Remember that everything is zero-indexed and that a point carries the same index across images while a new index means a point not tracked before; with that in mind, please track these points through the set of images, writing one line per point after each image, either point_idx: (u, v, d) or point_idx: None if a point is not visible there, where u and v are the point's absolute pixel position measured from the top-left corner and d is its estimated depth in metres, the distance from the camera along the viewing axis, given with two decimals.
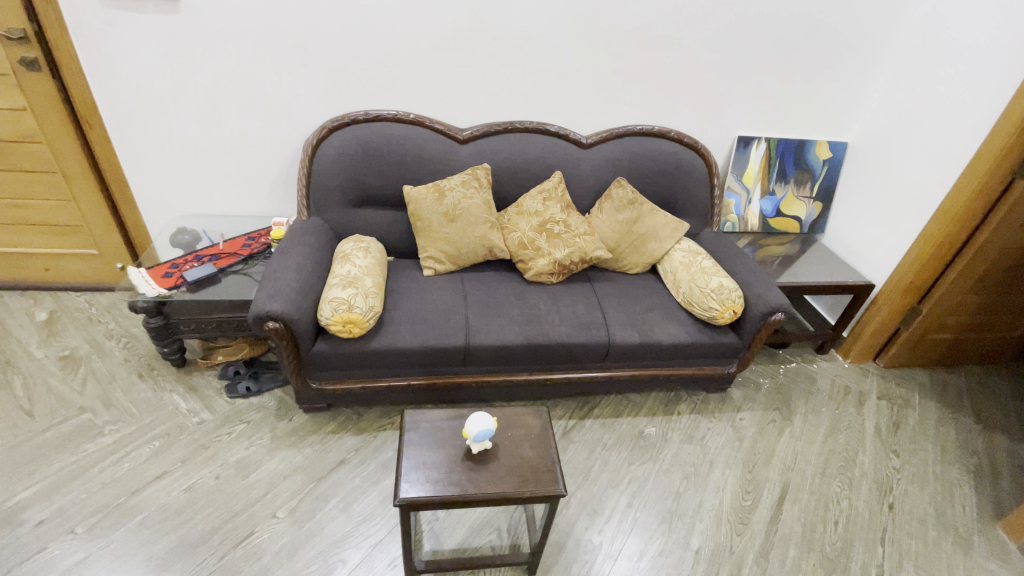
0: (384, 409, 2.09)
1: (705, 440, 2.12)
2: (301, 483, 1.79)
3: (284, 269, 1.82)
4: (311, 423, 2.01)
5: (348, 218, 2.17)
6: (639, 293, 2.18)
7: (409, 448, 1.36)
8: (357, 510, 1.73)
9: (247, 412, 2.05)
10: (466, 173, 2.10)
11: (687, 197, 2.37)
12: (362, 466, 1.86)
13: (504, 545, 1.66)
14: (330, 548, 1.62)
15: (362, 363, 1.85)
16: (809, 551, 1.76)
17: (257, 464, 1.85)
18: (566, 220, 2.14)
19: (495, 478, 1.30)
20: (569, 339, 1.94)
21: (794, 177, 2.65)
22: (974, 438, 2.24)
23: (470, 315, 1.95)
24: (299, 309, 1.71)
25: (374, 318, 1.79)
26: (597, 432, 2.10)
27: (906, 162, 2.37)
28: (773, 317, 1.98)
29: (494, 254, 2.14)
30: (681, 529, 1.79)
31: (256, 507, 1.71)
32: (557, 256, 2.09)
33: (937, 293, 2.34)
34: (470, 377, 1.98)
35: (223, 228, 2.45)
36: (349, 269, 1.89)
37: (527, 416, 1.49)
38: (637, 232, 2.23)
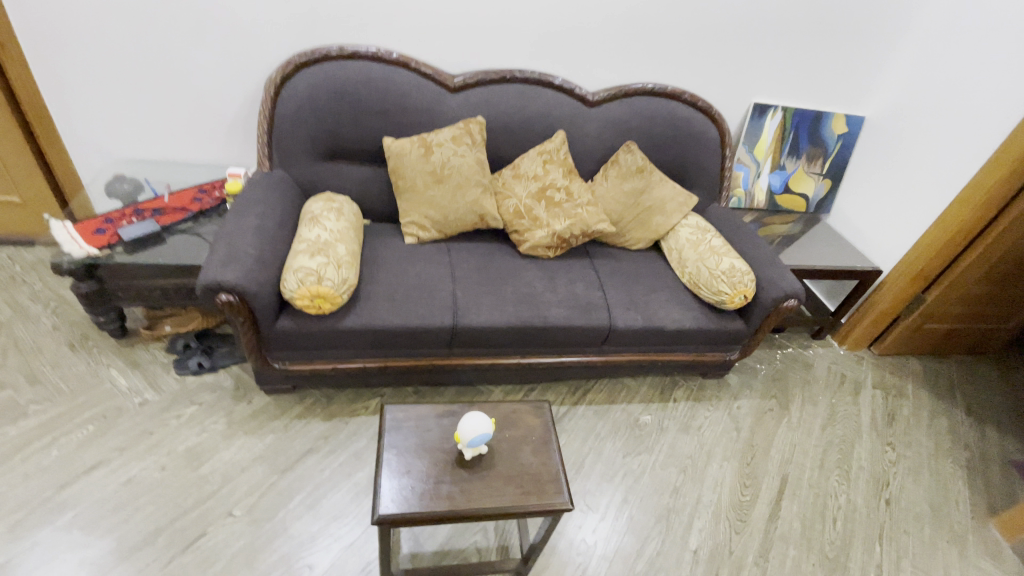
0: (358, 392, 1.87)
1: (702, 430, 2.01)
2: (261, 475, 1.58)
3: (240, 231, 1.54)
4: (273, 407, 1.78)
5: (318, 173, 1.88)
6: (642, 272, 1.99)
7: (390, 453, 1.17)
8: (326, 508, 1.54)
9: (198, 392, 1.80)
10: (457, 127, 1.83)
11: (697, 167, 2.16)
12: (332, 458, 1.66)
13: (492, 548, 1.50)
14: (296, 552, 1.43)
15: (333, 343, 1.62)
16: (809, 550, 1.68)
17: (210, 454, 1.62)
18: (567, 187, 1.91)
19: (491, 491, 1.14)
20: (567, 322, 1.75)
21: (806, 151, 2.48)
22: (966, 432, 2.20)
23: (458, 291, 1.73)
24: (257, 280, 1.45)
25: (347, 293, 1.54)
26: (590, 420, 1.95)
27: (927, 142, 2.23)
28: (785, 304, 1.84)
29: (485, 222, 1.91)
30: (679, 528, 1.67)
31: (208, 504, 1.50)
32: (556, 228, 1.87)
33: (945, 282, 2.24)
34: (456, 360, 1.78)
35: (170, 178, 2.11)
36: (318, 234, 1.63)
37: (525, 415, 1.31)
38: (643, 203, 2.02)
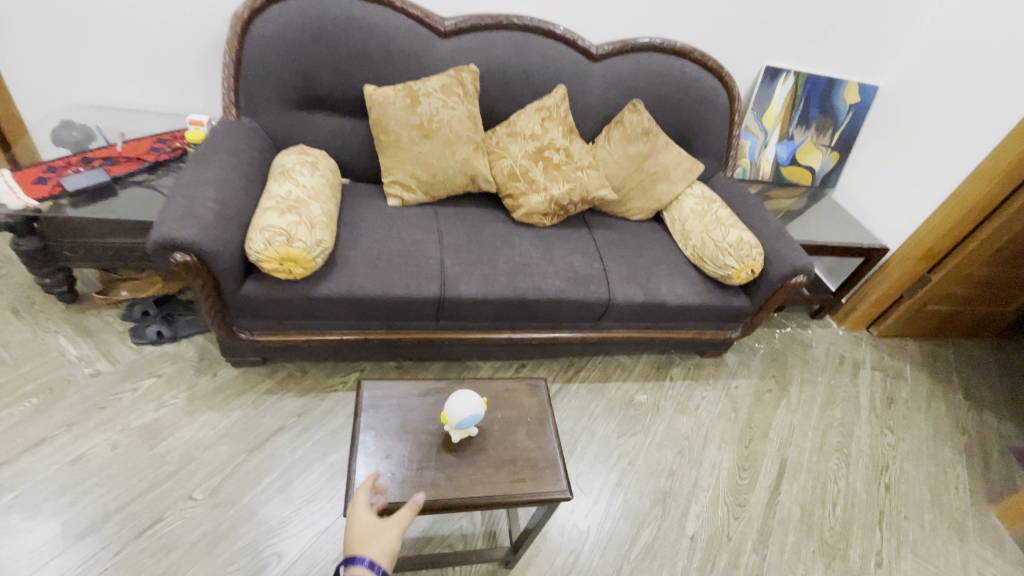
0: (335, 365, 1.73)
1: (699, 410, 1.92)
2: (226, 455, 1.44)
3: (199, 183, 1.36)
4: (241, 381, 1.63)
5: (291, 124, 1.69)
6: (643, 244, 1.86)
7: (367, 435, 1.04)
8: (298, 491, 1.41)
9: (157, 363, 1.63)
10: (447, 75, 1.65)
11: (705, 132, 2.02)
12: (305, 436, 1.53)
13: (478, 535, 1.40)
14: (264, 539, 1.31)
15: (307, 312, 1.46)
16: (808, 536, 1.61)
17: (170, 431, 1.47)
18: (567, 148, 1.76)
19: (482, 477, 1.02)
20: (564, 295, 1.62)
21: (816, 121, 2.35)
22: (964, 415, 2.16)
23: (445, 259, 1.58)
24: (218, 239, 1.28)
25: (321, 257, 1.38)
26: (584, 399, 1.84)
27: (944, 113, 2.11)
28: (794, 280, 1.73)
29: (477, 185, 1.75)
30: (676, 513, 1.59)
31: (166, 486, 1.36)
32: (554, 192, 1.72)
33: (953, 261, 2.16)
34: (442, 333, 1.64)
35: (124, 126, 1.89)
36: (290, 189, 1.45)
37: (520, 394, 1.19)
38: (647, 169, 1.88)
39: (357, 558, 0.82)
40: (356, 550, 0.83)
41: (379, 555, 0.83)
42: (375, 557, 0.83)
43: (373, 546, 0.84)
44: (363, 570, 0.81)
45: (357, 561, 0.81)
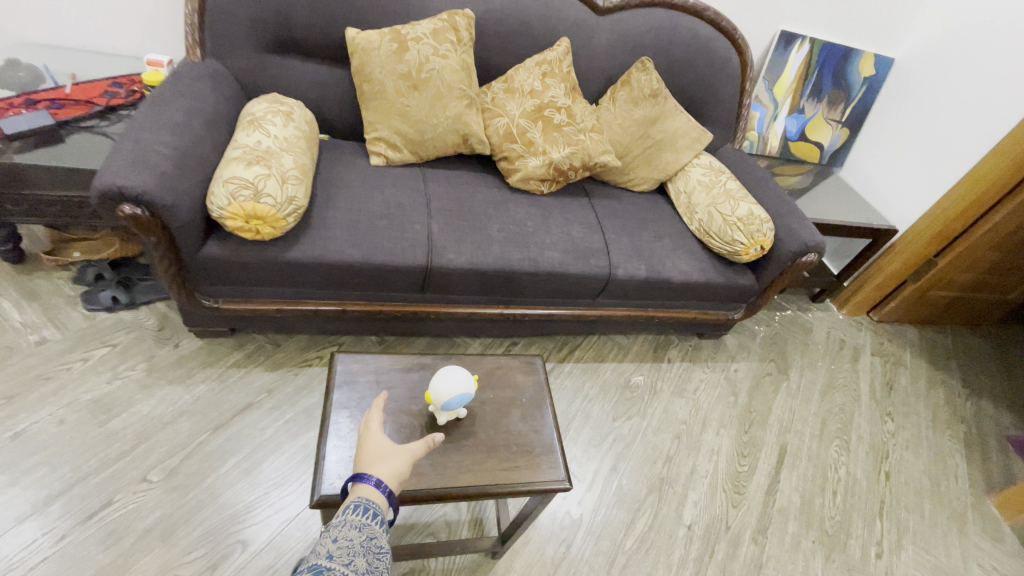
0: (310, 339, 1.59)
1: (697, 393, 1.83)
2: (187, 434, 1.31)
3: (154, 127, 1.20)
4: (205, 353, 1.48)
5: (264, 69, 1.52)
6: (646, 216, 1.74)
7: (340, 415, 0.91)
8: (267, 473, 1.29)
9: (112, 332, 1.48)
10: (439, 19, 1.49)
11: (715, 99, 1.88)
12: (276, 414, 1.40)
13: (464, 523, 1.30)
14: (227, 526, 1.19)
15: (277, 278, 1.32)
16: (808, 526, 1.54)
17: (124, 406, 1.33)
18: (568, 108, 1.61)
19: (470, 465, 0.90)
20: (561, 267, 1.50)
21: (828, 93, 2.23)
22: (962, 403, 2.11)
23: (433, 225, 1.44)
24: (175, 191, 1.13)
25: (294, 216, 1.24)
26: (578, 379, 1.74)
27: (963, 87, 2.00)
28: (804, 258, 1.62)
29: (469, 146, 1.60)
30: (672, 500, 1.51)
31: (118, 466, 1.23)
32: (553, 156, 1.58)
33: (962, 245, 2.08)
34: (427, 306, 1.51)
35: (76, 68, 1.69)
36: (259, 140, 1.30)
37: (514, 371, 1.07)
38: (653, 136, 1.74)
39: (365, 476, 0.74)
40: (365, 467, 0.75)
41: (388, 475, 0.75)
42: (383, 477, 0.74)
43: (383, 466, 0.75)
44: (370, 488, 0.72)
45: (363, 479, 0.73)
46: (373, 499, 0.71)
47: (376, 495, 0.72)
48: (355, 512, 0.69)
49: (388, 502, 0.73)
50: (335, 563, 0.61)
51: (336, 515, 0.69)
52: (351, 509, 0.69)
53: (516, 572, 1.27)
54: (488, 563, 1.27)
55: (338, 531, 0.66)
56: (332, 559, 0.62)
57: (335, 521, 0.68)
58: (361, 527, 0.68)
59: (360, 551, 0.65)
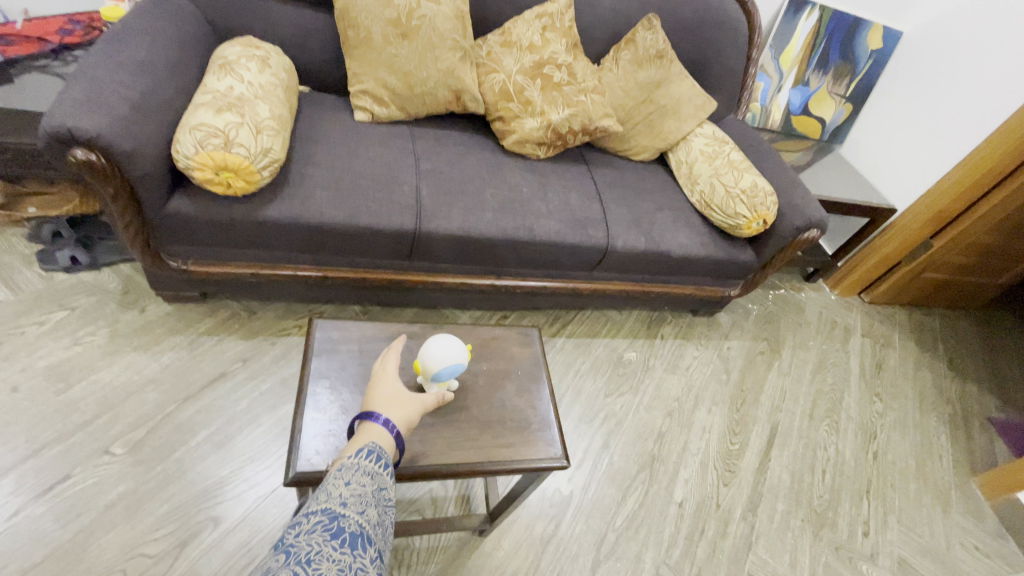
0: (289, 307, 1.50)
1: (690, 370, 1.79)
2: (154, 404, 1.22)
3: (112, 65, 1.07)
4: (174, 319, 1.38)
5: (237, 10, 1.38)
6: (646, 186, 1.66)
7: (319, 386, 0.84)
8: (241, 447, 1.21)
9: (71, 294, 1.36)
10: None
11: (720, 65, 1.79)
12: (251, 385, 1.31)
13: (450, 500, 1.25)
14: (198, 501, 1.11)
15: (252, 239, 1.22)
16: (797, 504, 1.53)
17: (84, 373, 1.23)
18: (569, 66, 1.51)
19: (462, 442, 0.84)
20: (557, 237, 1.42)
21: (834, 66, 2.16)
22: (948, 385, 2.12)
23: (422, 187, 1.35)
24: (134, 137, 1.02)
25: (269, 170, 1.13)
26: (570, 354, 1.68)
27: (971, 63, 1.94)
28: (807, 234, 1.56)
29: (463, 104, 1.49)
30: (663, 478, 1.48)
31: (78, 437, 1.14)
32: (552, 117, 1.48)
33: (959, 227, 2.06)
34: (415, 275, 1.42)
35: None
36: (231, 85, 1.18)
37: (509, 343, 1.01)
38: (657, 100, 1.65)
39: (373, 414, 0.71)
40: (375, 407, 0.72)
41: (398, 418, 0.72)
42: (392, 418, 0.72)
43: (395, 409, 0.73)
44: (377, 427, 0.69)
45: (372, 418, 0.70)
46: (382, 438, 0.69)
47: (384, 434, 0.69)
48: (367, 458, 0.65)
49: (394, 446, 0.70)
50: (349, 510, 0.58)
51: (346, 456, 0.65)
52: (363, 455, 0.65)
53: (504, 550, 1.23)
54: (475, 542, 1.22)
55: (350, 475, 0.63)
56: (345, 506, 0.58)
57: (347, 463, 0.64)
58: (373, 474, 0.64)
59: (372, 500, 0.61)
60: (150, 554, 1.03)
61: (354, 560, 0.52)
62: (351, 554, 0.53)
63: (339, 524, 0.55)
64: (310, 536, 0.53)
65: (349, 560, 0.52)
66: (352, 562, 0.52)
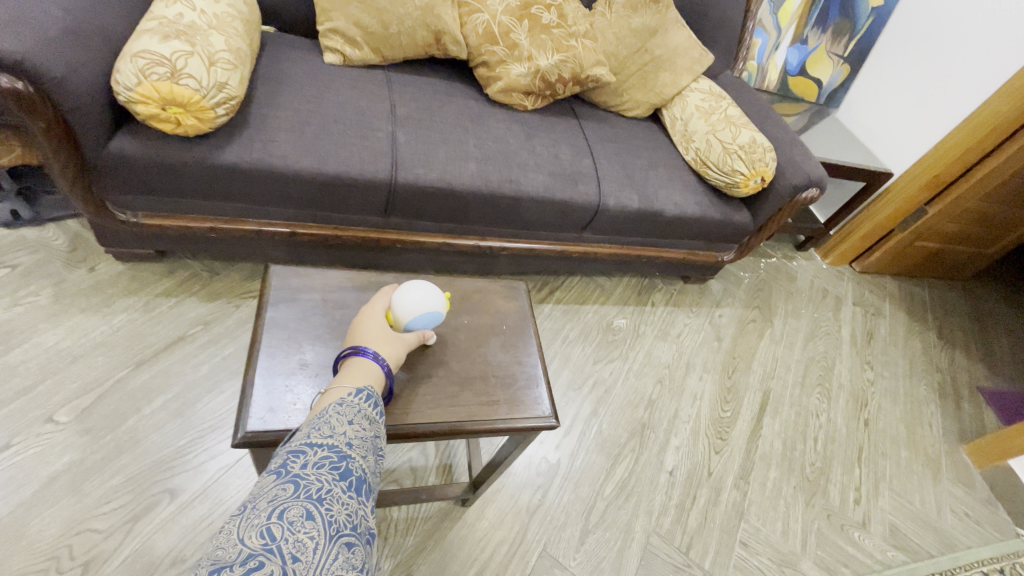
0: (255, 268, 1.38)
1: (681, 337, 1.73)
2: (104, 369, 1.11)
3: None
4: (127, 279, 1.26)
5: None
6: (638, 143, 1.57)
7: (277, 339, 0.74)
8: (201, 416, 1.11)
9: (11, 251, 1.23)
10: None
11: (717, 16, 1.69)
12: (212, 349, 1.21)
13: (430, 469, 1.17)
14: (153, 472, 1.02)
15: (209, 188, 1.10)
16: (789, 472, 1.50)
17: (24, 335, 1.12)
18: (559, 8, 1.41)
19: (440, 401, 0.76)
20: (545, 193, 1.33)
21: (834, 23, 2.07)
22: (937, 354, 2.11)
23: (399, 135, 1.24)
24: (63, 62, 0.89)
25: (224, 107, 1.01)
26: (558, 320, 1.60)
27: (975, 21, 1.87)
28: (806, 194, 1.50)
29: (443, 47, 1.37)
30: (654, 446, 1.42)
31: (18, 404, 1.03)
32: (540, 63, 1.37)
33: (955, 193, 2.01)
34: (392, 233, 1.32)
35: None
36: (180, 12, 1.05)
37: (493, 297, 0.92)
38: (651, 50, 1.55)
39: (362, 348, 0.65)
40: (362, 341, 0.66)
41: (389, 353, 0.67)
42: (382, 352, 0.66)
43: (385, 344, 0.67)
44: (368, 361, 0.64)
45: (362, 352, 0.64)
46: (375, 376, 0.63)
47: (376, 369, 0.64)
48: (366, 402, 0.59)
49: (384, 384, 0.65)
50: (355, 453, 0.52)
51: (345, 395, 0.59)
52: (365, 397, 0.58)
53: (488, 520, 1.17)
54: (457, 512, 1.16)
55: (352, 416, 0.56)
56: (351, 447, 0.52)
57: (348, 403, 0.57)
58: (371, 420, 0.58)
59: (373, 447, 0.56)
60: (98, 529, 0.94)
61: (362, 507, 0.47)
62: (358, 499, 0.47)
63: (347, 465, 0.50)
64: (317, 472, 0.47)
65: (358, 505, 0.47)
66: (359, 507, 0.47)
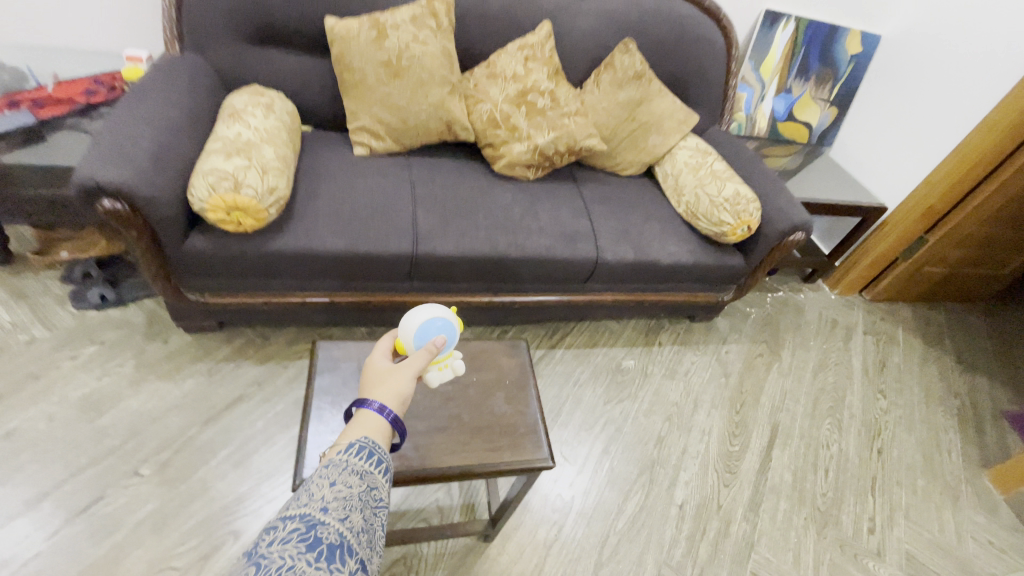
0: (299, 331, 1.58)
1: (689, 375, 1.83)
2: (177, 428, 1.31)
3: (133, 122, 1.20)
4: (194, 347, 1.48)
5: (244, 63, 1.51)
6: (634, 198, 1.74)
7: (323, 401, 0.92)
8: (258, 465, 1.29)
9: (101, 329, 1.47)
10: (417, 5, 1.48)
11: (701, 80, 1.87)
12: (266, 407, 1.40)
13: (455, 508, 1.31)
14: (218, 517, 1.19)
15: (262, 270, 1.32)
16: (800, 503, 1.55)
17: (112, 402, 1.33)
18: (552, 92, 1.61)
19: (454, 448, 0.91)
20: (548, 253, 1.50)
21: (816, 72, 2.23)
22: (955, 379, 2.12)
23: (418, 213, 1.44)
24: (152, 185, 1.12)
25: (276, 206, 1.24)
26: (569, 364, 1.74)
27: (947, 64, 2.01)
28: (793, 237, 1.62)
29: (454, 133, 1.60)
30: (664, 481, 1.51)
31: (109, 461, 1.23)
32: (538, 141, 1.58)
33: (952, 222, 2.08)
34: (415, 296, 1.51)
35: (56, 67, 1.65)
36: (239, 132, 1.29)
37: (499, 355, 1.08)
38: (639, 118, 1.74)
39: (367, 401, 0.70)
40: (368, 395, 0.72)
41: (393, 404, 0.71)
42: (386, 403, 0.71)
43: (388, 394, 0.72)
44: (373, 413, 0.69)
45: (366, 405, 0.70)
46: (379, 428, 0.68)
47: (379, 421, 0.69)
48: (355, 456, 0.62)
49: (391, 432, 0.69)
50: (330, 517, 0.52)
51: (333, 454, 0.62)
52: (353, 452, 0.62)
53: (508, 554, 1.28)
54: (481, 547, 1.28)
55: (336, 477, 0.58)
56: (327, 512, 0.53)
57: (333, 463, 0.60)
58: (359, 476, 0.60)
59: (357, 504, 0.57)
60: (176, 567, 1.11)
61: None
62: (328, 568, 0.47)
63: (317, 533, 0.50)
64: (283, 547, 0.47)
65: None
66: None
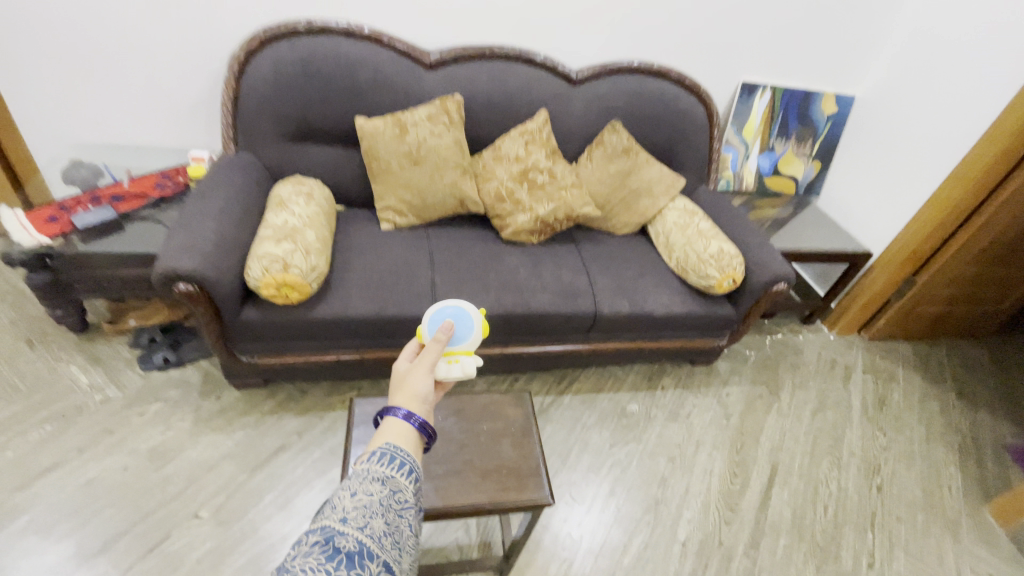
0: (333, 385, 1.78)
1: (690, 418, 1.95)
2: (229, 475, 1.50)
3: (200, 215, 1.45)
4: (243, 402, 1.69)
5: (288, 157, 1.79)
6: (629, 256, 1.93)
7: (359, 449, 1.11)
8: (299, 507, 1.46)
9: (164, 388, 1.69)
10: (432, 105, 1.74)
11: (686, 148, 2.09)
12: (305, 454, 1.58)
13: (474, 545, 1.45)
14: (266, 554, 1.36)
15: (303, 334, 1.53)
16: (799, 539, 1.64)
17: (175, 452, 1.53)
18: (550, 169, 1.84)
19: (468, 487, 1.07)
20: (552, 309, 1.69)
21: (796, 132, 2.44)
22: (956, 415, 2.18)
23: (436, 279, 1.65)
24: (217, 269, 1.36)
25: (317, 280, 1.46)
26: (577, 410, 1.89)
27: (914, 123, 2.20)
28: (776, 287, 1.78)
29: (466, 207, 1.84)
30: (667, 519, 1.63)
31: (172, 505, 1.42)
32: (540, 212, 1.80)
33: (936, 264, 2.21)
34: None
35: (131, 164, 1.96)
36: (286, 218, 1.54)
37: (506, 406, 1.25)
38: (630, 185, 1.96)
39: (394, 411, 0.80)
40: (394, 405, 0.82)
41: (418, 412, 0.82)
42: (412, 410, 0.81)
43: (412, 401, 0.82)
44: (399, 419, 0.79)
45: (394, 413, 0.80)
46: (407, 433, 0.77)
47: (406, 425, 0.78)
48: (375, 465, 0.71)
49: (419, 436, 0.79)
50: (349, 528, 0.61)
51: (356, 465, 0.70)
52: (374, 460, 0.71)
53: None
54: None
55: (355, 488, 0.66)
56: (346, 523, 0.62)
57: (355, 475, 0.69)
58: (378, 483, 0.68)
59: (378, 510, 0.65)
60: None
61: None
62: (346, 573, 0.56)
63: (337, 544, 0.58)
64: (307, 558, 0.55)
65: None
66: None
